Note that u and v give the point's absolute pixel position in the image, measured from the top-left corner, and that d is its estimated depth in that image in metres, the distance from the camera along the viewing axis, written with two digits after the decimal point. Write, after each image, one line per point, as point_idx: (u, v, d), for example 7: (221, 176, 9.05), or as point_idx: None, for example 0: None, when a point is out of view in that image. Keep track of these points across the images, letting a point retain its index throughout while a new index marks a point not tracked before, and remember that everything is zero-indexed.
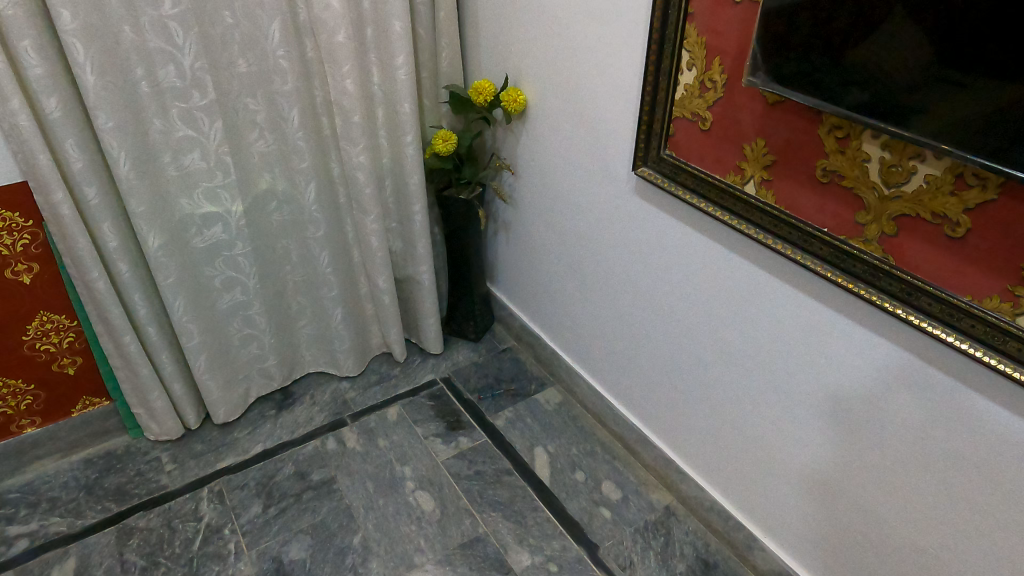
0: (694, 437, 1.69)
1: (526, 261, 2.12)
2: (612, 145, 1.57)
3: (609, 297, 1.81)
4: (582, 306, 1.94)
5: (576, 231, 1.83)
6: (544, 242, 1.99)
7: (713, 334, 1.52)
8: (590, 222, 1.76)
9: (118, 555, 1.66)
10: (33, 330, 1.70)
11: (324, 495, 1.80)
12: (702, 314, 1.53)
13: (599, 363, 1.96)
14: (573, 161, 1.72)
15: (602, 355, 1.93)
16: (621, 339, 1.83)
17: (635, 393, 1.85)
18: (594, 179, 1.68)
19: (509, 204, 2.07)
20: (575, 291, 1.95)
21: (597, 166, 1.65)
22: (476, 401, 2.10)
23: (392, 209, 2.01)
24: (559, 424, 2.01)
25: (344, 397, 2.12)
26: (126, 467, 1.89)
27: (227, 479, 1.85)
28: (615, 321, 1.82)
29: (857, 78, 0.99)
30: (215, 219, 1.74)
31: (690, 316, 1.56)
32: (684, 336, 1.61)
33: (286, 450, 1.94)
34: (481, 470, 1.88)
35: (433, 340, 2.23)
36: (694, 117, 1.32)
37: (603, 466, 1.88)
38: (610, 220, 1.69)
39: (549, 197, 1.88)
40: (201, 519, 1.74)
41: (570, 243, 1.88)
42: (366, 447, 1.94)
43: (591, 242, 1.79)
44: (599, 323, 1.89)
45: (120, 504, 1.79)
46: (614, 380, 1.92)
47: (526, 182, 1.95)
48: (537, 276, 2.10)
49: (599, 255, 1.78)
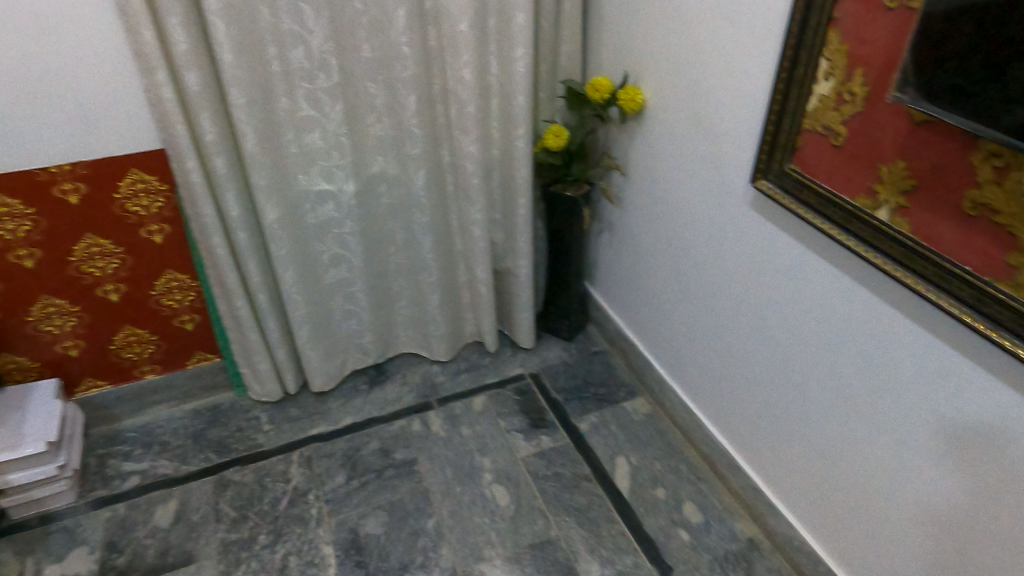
0: (790, 472, 1.58)
1: (629, 264, 2.06)
2: (732, 153, 1.48)
3: (712, 311, 1.72)
4: (682, 318, 1.86)
5: (684, 240, 1.75)
6: (649, 248, 1.93)
7: (821, 362, 1.41)
8: (700, 232, 1.68)
9: (214, 504, 1.77)
10: (160, 286, 1.85)
11: (404, 475, 1.85)
12: (811, 339, 1.42)
13: (693, 378, 1.88)
14: (687, 166, 1.65)
15: (697, 371, 1.85)
16: (720, 356, 1.74)
17: (729, 415, 1.76)
18: (709, 188, 1.59)
19: (616, 204, 2.02)
20: (676, 301, 1.87)
21: (712, 174, 1.56)
22: (562, 401, 2.07)
23: (498, 200, 2.01)
24: (645, 435, 1.95)
25: (433, 381, 2.16)
26: (229, 422, 2.02)
27: (316, 446, 1.93)
28: (716, 337, 1.74)
29: (1018, 96, 0.87)
30: (328, 197, 1.81)
31: (797, 340, 1.46)
32: (788, 361, 1.50)
33: (374, 425, 2.00)
34: (560, 472, 1.85)
35: (525, 334, 2.22)
36: (827, 131, 1.22)
37: (686, 486, 1.80)
38: (721, 232, 1.60)
39: (658, 202, 1.81)
40: (289, 481, 1.83)
41: (675, 251, 1.80)
42: (449, 433, 1.97)
43: (699, 253, 1.71)
44: (698, 337, 1.81)
45: (220, 456, 1.91)
46: (707, 398, 1.83)
47: (636, 184, 1.89)
48: (638, 281, 2.04)
49: (706, 267, 1.69)
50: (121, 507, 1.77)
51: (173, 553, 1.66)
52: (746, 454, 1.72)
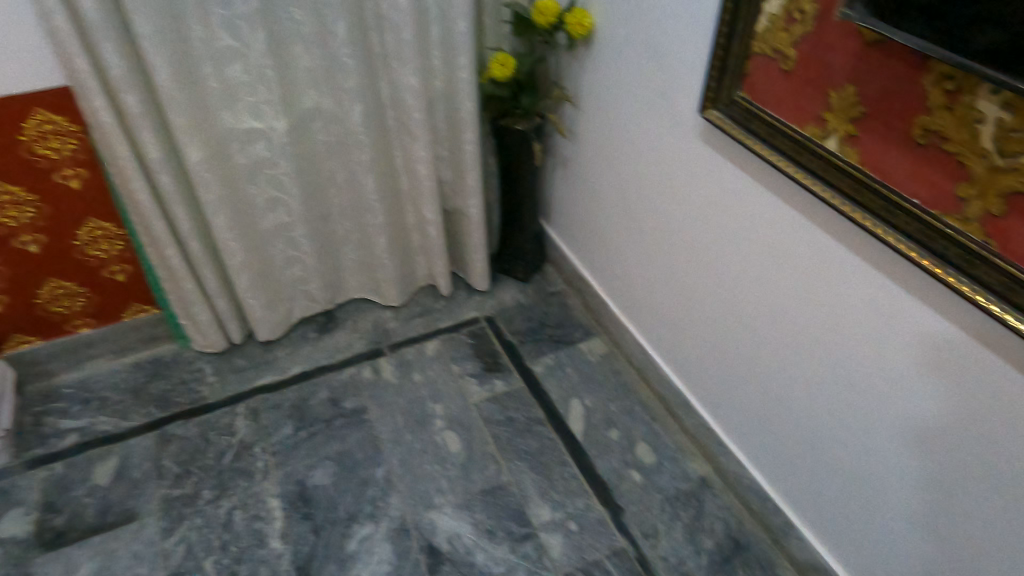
0: (741, 412, 1.56)
1: (583, 202, 1.98)
2: (682, 81, 1.38)
3: (665, 249, 1.66)
4: (636, 258, 1.80)
5: (636, 176, 1.67)
6: (602, 184, 1.84)
7: (772, 300, 1.36)
8: (652, 166, 1.59)
9: (156, 460, 1.72)
10: (84, 235, 1.73)
11: (354, 424, 1.80)
12: (764, 277, 1.36)
13: (648, 318, 1.83)
14: (638, 97, 1.55)
15: (651, 311, 1.80)
16: (674, 296, 1.69)
17: (682, 354, 1.72)
18: (660, 119, 1.50)
19: (569, 138, 1.92)
20: (630, 239, 1.80)
21: (663, 104, 1.47)
22: (517, 344, 2.03)
23: (444, 136, 1.90)
24: (600, 377, 1.92)
25: (385, 327, 2.09)
26: (172, 375, 1.95)
27: (263, 397, 1.87)
28: (670, 277, 1.68)
29: (1000, 14, 0.76)
30: (258, 136, 1.69)
31: (749, 277, 1.40)
32: (741, 299, 1.45)
33: (323, 374, 1.94)
34: (513, 416, 1.82)
35: (479, 276, 2.15)
36: (776, 54, 1.13)
37: (640, 427, 1.78)
38: (674, 166, 1.51)
39: (611, 135, 1.72)
40: (235, 434, 1.78)
41: (628, 188, 1.72)
42: (401, 380, 1.92)
43: (652, 189, 1.63)
44: (653, 277, 1.75)
45: (162, 411, 1.85)
46: (661, 338, 1.80)
47: (588, 116, 1.79)
48: (593, 219, 1.96)
49: (659, 204, 1.62)
50: (59, 467, 1.71)
51: (114, 511, 1.61)
52: (700, 395, 1.70)
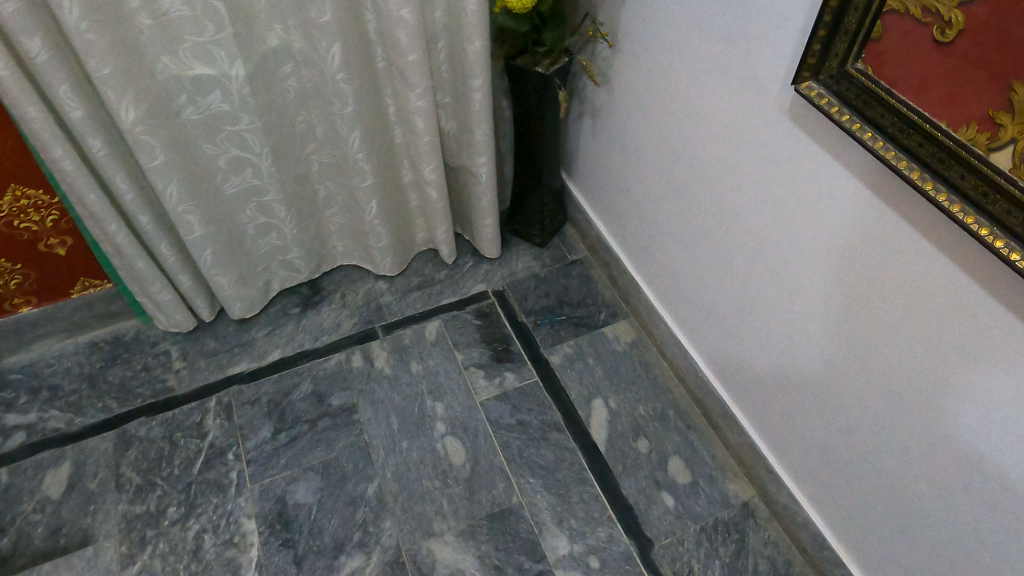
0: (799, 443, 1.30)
1: (616, 164, 1.64)
2: (768, 31, 1.02)
3: (718, 237, 1.34)
4: (679, 240, 1.48)
5: (688, 143, 1.32)
6: (642, 145, 1.49)
7: (863, 333, 1.05)
8: (711, 134, 1.24)
9: (114, 468, 1.50)
10: (7, 206, 1.41)
11: (342, 427, 1.56)
12: (854, 302, 1.05)
13: (689, 311, 1.54)
14: (700, 43, 1.18)
15: (694, 304, 1.51)
16: (724, 294, 1.39)
17: (730, 361, 1.44)
18: (729, 78, 1.14)
19: (602, 85, 1.54)
20: (672, 217, 1.48)
21: (735, 57, 1.10)
22: (531, 328, 1.75)
23: (446, 80, 1.53)
24: (627, 372, 1.65)
25: (379, 302, 1.81)
26: (132, 360, 1.69)
27: (237, 390, 1.62)
28: (721, 272, 1.37)
29: None
30: (211, 85, 1.33)
31: (832, 298, 1.09)
32: (816, 320, 1.14)
33: (306, 362, 1.68)
34: (525, 420, 1.57)
35: (488, 243, 1.83)
36: (928, 17, 0.77)
37: (674, 437, 1.54)
38: (742, 139, 1.17)
39: (657, 87, 1.35)
40: (205, 436, 1.55)
41: (676, 156, 1.38)
42: (396, 371, 1.66)
43: (708, 163, 1.28)
44: (699, 266, 1.44)
45: (122, 405, 1.61)
46: (704, 337, 1.51)
47: (628, 60, 1.41)
48: (626, 185, 1.62)
49: (716, 182, 1.28)
50: (3, 475, 1.49)
51: (66, 532, 1.40)
52: (747, 411, 1.44)
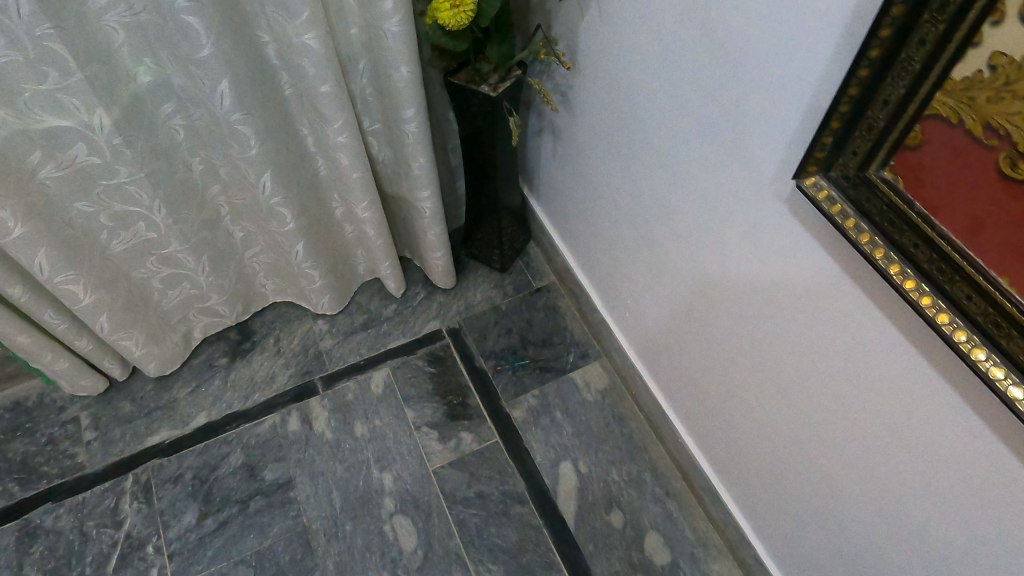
0: (790, 541, 1.14)
1: (581, 195, 1.40)
2: (764, 89, 0.78)
3: (699, 304, 1.13)
4: (657, 296, 1.27)
5: (663, 193, 1.09)
6: (611, 185, 1.25)
7: (868, 463, 0.86)
8: (690, 192, 1.02)
9: (16, 569, 1.32)
10: None
11: (277, 508, 1.38)
12: (860, 427, 0.85)
13: (668, 371, 1.35)
14: (677, 84, 0.94)
15: (673, 366, 1.31)
16: (708, 368, 1.19)
17: (715, 437, 1.26)
18: (712, 133, 0.91)
19: (562, 106, 1.29)
20: (648, 271, 1.26)
21: (721, 110, 0.87)
22: (490, 375, 1.55)
23: (374, 106, 1.27)
24: (599, 428, 1.47)
25: (318, 348, 1.59)
26: (36, 431, 1.48)
27: (157, 466, 1.43)
28: (701, 340, 1.17)
29: None
30: (69, 137, 1.06)
31: (833, 414, 0.89)
32: (813, 429, 0.95)
33: (236, 427, 1.48)
34: (485, 491, 1.40)
35: (440, 275, 1.61)
36: (992, 139, 0.53)
37: (650, 507, 1.37)
38: (728, 207, 0.94)
39: (626, 122, 1.11)
40: (121, 525, 1.36)
41: (652, 208, 1.15)
42: (338, 435, 1.47)
43: (687, 222, 1.06)
44: (679, 330, 1.24)
45: (24, 489, 1.41)
46: (685, 403, 1.32)
47: (594, 86, 1.16)
48: (594, 221, 1.39)
49: (697, 245, 1.06)
50: None
51: None
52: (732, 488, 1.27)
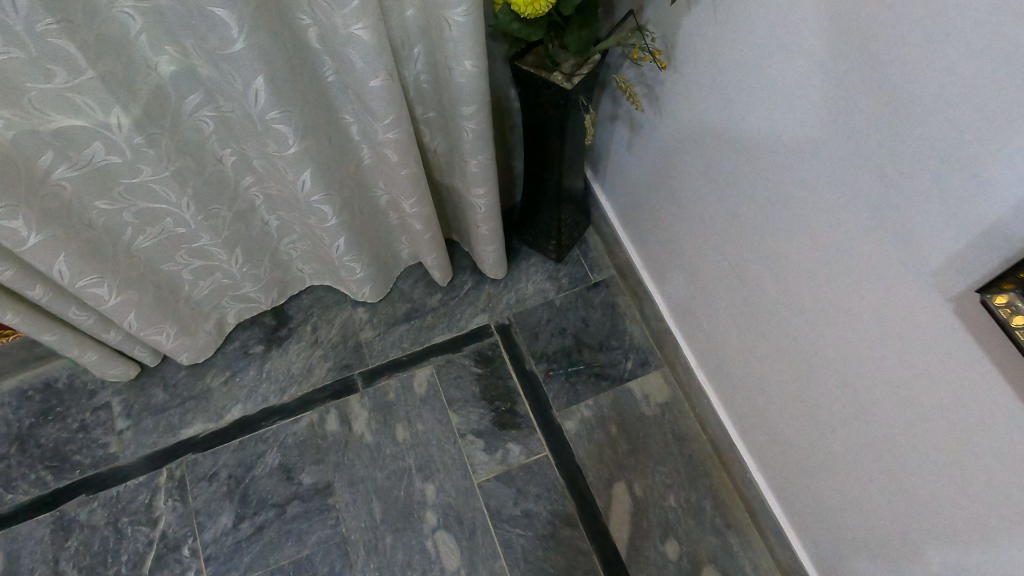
0: None
1: (662, 201, 1.24)
2: (921, 111, 0.64)
3: (776, 329, 1.01)
4: (742, 331, 1.13)
5: (750, 203, 0.95)
6: (703, 204, 1.09)
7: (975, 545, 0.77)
8: (786, 210, 0.88)
9: (53, 564, 1.29)
10: None
11: (315, 515, 1.32)
12: (971, 506, 0.75)
13: (744, 405, 1.22)
14: (791, 85, 0.79)
15: (752, 403, 1.19)
16: (797, 423, 1.06)
17: (793, 487, 1.15)
18: (850, 174, 0.74)
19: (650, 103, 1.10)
20: (735, 304, 1.11)
21: (849, 123, 0.72)
22: (542, 381, 1.44)
23: (428, 95, 1.10)
24: (657, 447, 1.37)
25: (358, 340, 1.49)
26: (68, 415, 1.43)
27: (192, 461, 1.37)
28: (775, 366, 1.06)
29: None
30: (84, 137, 0.92)
31: (937, 487, 0.79)
32: (921, 517, 0.84)
33: (272, 423, 1.41)
34: (532, 510, 1.32)
35: (491, 267, 1.47)
36: None
37: (709, 539, 1.28)
38: (837, 237, 0.81)
39: (714, 115, 0.96)
40: (156, 524, 1.32)
41: (753, 244, 0.99)
42: (379, 439, 1.39)
43: (776, 241, 0.93)
44: (765, 373, 1.10)
45: (58, 478, 1.37)
46: (761, 442, 1.21)
47: (699, 93, 0.98)
48: (675, 233, 1.23)
49: (785, 269, 0.93)
50: None
51: None
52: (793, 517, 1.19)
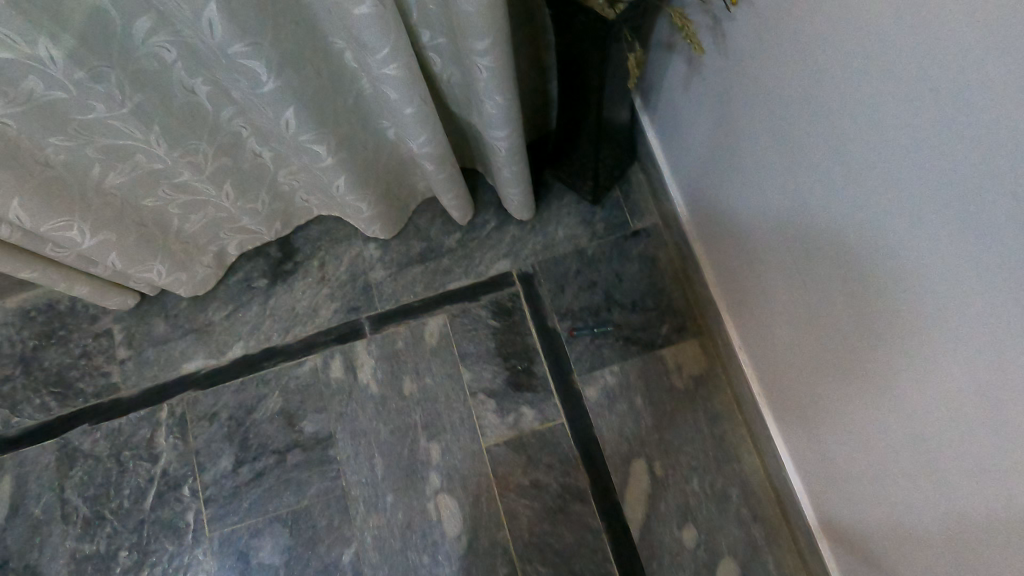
0: None
1: (719, 157, 1.03)
2: None
3: (806, 292, 0.88)
4: (794, 326, 0.95)
5: (784, 139, 0.81)
6: (767, 174, 0.88)
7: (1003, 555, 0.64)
8: (821, 150, 0.73)
9: (58, 491, 1.29)
10: None
11: (315, 465, 1.27)
12: (1001, 509, 0.63)
13: (785, 401, 1.07)
14: (902, 49, 0.57)
15: (796, 403, 1.03)
16: (845, 443, 0.91)
17: (831, 502, 1.01)
18: (972, 186, 0.54)
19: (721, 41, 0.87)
20: (789, 295, 0.93)
21: (913, 59, 0.56)
22: (564, 341, 1.30)
23: (438, 19, 0.89)
24: (685, 425, 1.24)
25: (368, 280, 1.37)
26: (70, 341, 1.38)
27: (192, 399, 1.32)
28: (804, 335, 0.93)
29: None
30: (13, 71, 0.76)
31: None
32: None
33: (275, 365, 1.33)
34: (542, 481, 1.23)
35: (516, 209, 1.30)
36: None
37: (732, 530, 1.18)
38: (876, 189, 0.66)
39: (776, 47, 0.76)
40: (157, 461, 1.29)
41: (821, 237, 0.79)
42: (385, 391, 1.30)
43: (810, 188, 0.78)
44: (814, 379, 0.94)
45: (62, 405, 1.34)
46: (801, 444, 1.06)
47: (778, 38, 0.75)
48: (731, 197, 1.03)
49: (817, 222, 0.79)
50: None
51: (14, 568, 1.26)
52: (818, 509, 1.07)
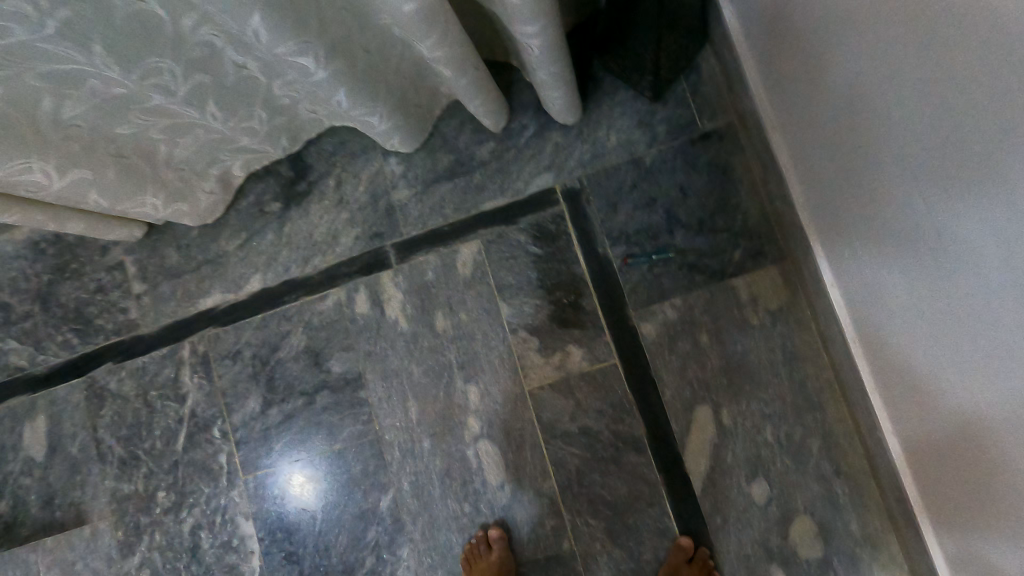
0: None
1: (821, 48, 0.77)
2: None
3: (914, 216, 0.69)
4: (911, 280, 0.74)
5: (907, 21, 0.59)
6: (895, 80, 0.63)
7: None
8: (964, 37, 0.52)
9: (92, 431, 1.25)
10: None
11: (346, 408, 1.18)
12: None
13: (885, 357, 0.88)
14: None
15: (900, 364, 0.84)
16: (967, 429, 0.72)
17: (935, 480, 0.85)
18: None
19: None
20: (910, 242, 0.71)
21: None
22: (616, 271, 1.12)
23: None
24: (758, 368, 1.07)
25: (391, 202, 1.20)
26: (83, 274, 1.29)
27: (213, 337, 1.23)
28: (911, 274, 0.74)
29: None
30: None
31: None
32: None
33: (296, 300, 1.21)
34: (591, 428, 1.10)
35: (558, 113, 1.08)
36: None
37: (809, 486, 1.03)
38: None
39: None
40: (184, 401, 1.23)
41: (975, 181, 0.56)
42: (416, 328, 1.17)
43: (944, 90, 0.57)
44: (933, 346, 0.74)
45: (84, 342, 1.28)
46: (901, 408, 0.88)
47: None
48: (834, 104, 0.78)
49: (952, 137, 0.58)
50: None
51: (59, 505, 1.25)
52: (922, 488, 0.89)
